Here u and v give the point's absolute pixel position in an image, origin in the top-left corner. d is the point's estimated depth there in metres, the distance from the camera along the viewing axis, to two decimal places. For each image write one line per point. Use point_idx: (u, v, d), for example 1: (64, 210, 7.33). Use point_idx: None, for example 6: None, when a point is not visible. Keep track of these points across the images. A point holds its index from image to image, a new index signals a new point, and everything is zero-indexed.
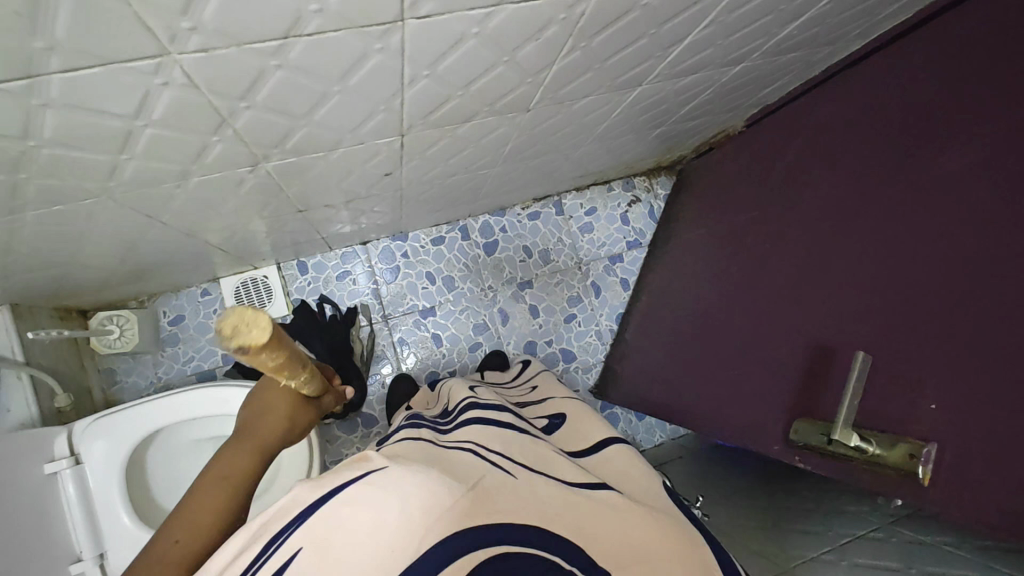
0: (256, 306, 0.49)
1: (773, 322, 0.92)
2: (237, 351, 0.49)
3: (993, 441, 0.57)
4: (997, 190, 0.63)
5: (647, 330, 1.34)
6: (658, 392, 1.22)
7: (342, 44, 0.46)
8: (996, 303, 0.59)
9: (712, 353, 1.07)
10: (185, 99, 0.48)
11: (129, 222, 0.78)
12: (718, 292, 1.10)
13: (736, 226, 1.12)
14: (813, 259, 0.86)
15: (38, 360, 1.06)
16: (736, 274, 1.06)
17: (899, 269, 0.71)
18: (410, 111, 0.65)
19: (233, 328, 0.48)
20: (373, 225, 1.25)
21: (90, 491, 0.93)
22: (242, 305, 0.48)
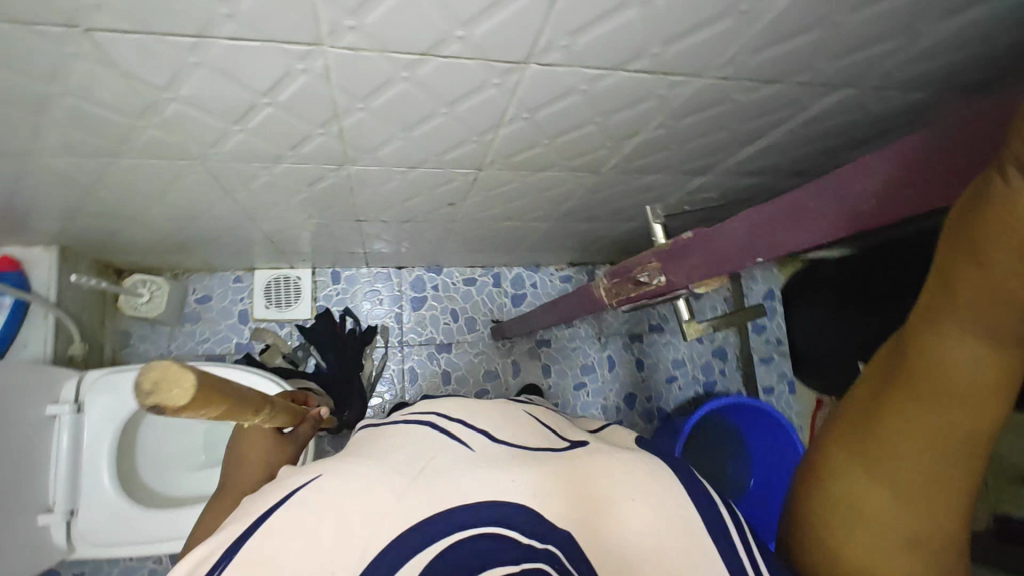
0: (185, 360, 0.39)
1: None
2: (153, 411, 0.39)
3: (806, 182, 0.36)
4: None
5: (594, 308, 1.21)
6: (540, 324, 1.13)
7: (468, 71, 0.51)
8: None
9: None
10: (312, 88, 0.53)
11: (206, 191, 0.82)
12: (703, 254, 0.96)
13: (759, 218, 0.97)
14: None
15: (67, 304, 1.08)
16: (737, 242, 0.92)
17: None
18: (496, 148, 0.70)
19: (155, 385, 0.38)
20: (415, 252, 1.29)
21: (81, 443, 0.92)
22: (169, 358, 0.38)
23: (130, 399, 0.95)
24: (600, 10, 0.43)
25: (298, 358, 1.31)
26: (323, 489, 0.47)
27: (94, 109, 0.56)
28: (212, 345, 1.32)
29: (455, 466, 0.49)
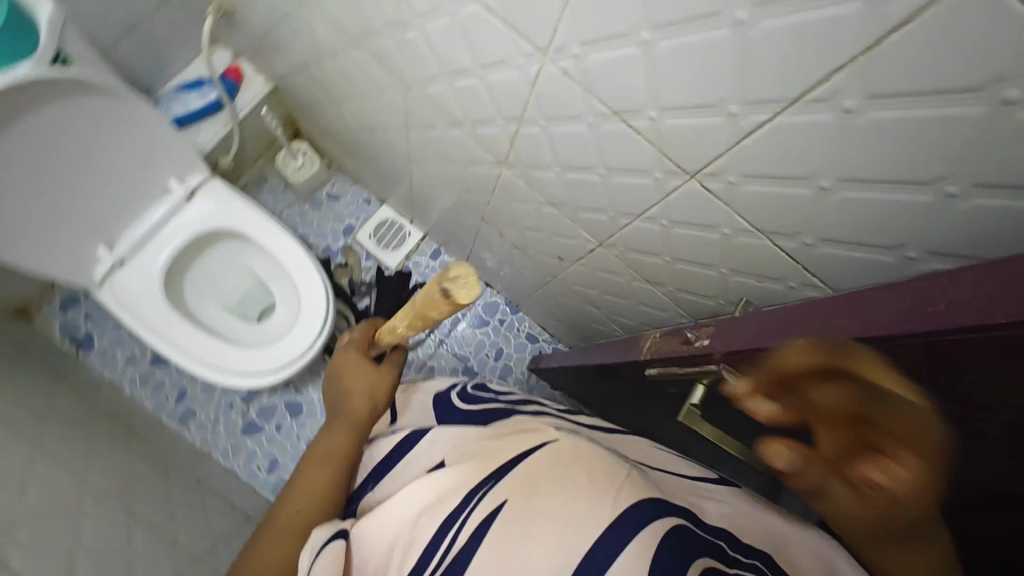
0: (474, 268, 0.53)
1: None
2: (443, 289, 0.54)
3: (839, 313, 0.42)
4: None
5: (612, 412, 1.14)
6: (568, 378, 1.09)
7: (640, 151, 0.54)
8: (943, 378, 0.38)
9: None
10: (518, 84, 0.58)
11: (393, 115, 0.91)
12: None
13: None
14: None
15: (246, 128, 1.23)
16: None
17: None
18: (623, 234, 0.71)
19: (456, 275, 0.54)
20: (507, 279, 1.33)
21: (168, 222, 1.03)
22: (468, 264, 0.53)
23: (223, 220, 1.05)
24: (782, 173, 0.44)
25: (358, 292, 1.40)
26: (520, 475, 0.47)
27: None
28: (311, 232, 1.44)
29: (557, 482, 0.45)
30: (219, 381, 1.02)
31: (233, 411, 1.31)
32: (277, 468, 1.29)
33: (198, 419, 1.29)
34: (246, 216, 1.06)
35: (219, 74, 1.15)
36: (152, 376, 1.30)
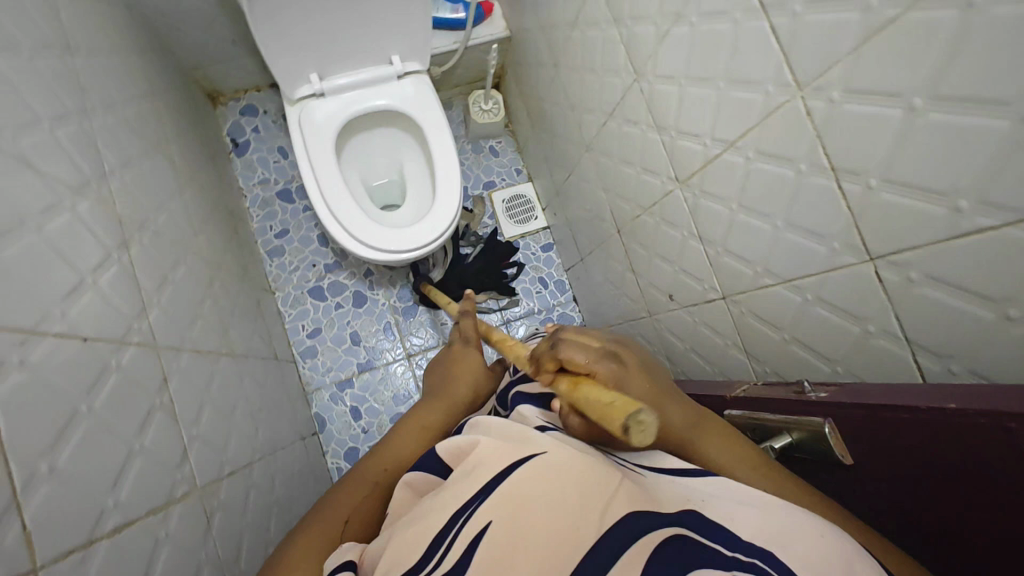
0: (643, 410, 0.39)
1: None
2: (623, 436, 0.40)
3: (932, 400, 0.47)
4: None
5: None
6: None
7: (831, 216, 0.55)
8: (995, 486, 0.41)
9: None
10: (751, 109, 0.62)
11: (601, 98, 0.97)
12: None
13: None
14: None
15: (466, 56, 1.35)
16: None
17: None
18: (754, 293, 0.72)
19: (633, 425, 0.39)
20: (596, 300, 1.35)
21: (373, 85, 1.13)
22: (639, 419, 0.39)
23: (413, 108, 1.15)
24: (971, 286, 0.44)
25: (465, 240, 1.47)
26: (509, 488, 0.42)
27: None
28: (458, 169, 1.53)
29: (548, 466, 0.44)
30: (327, 224, 1.07)
31: (311, 271, 1.40)
32: (316, 336, 1.37)
33: (282, 260, 1.40)
34: (431, 112, 1.14)
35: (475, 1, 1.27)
36: (272, 206, 1.42)
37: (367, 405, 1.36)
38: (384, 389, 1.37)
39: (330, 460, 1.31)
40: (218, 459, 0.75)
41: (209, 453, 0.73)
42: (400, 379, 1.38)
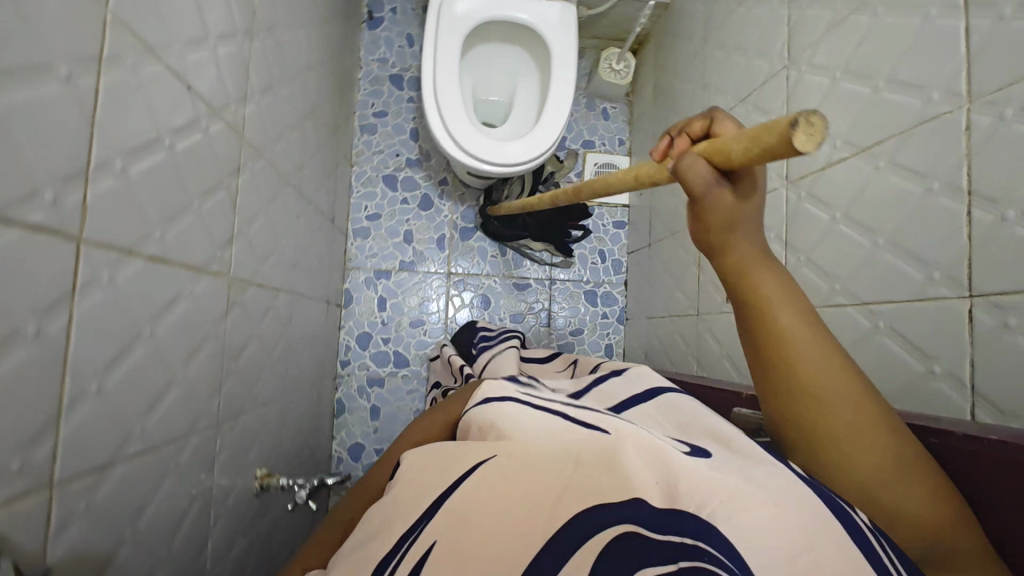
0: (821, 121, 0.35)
1: None
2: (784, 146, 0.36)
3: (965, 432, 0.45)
4: None
5: None
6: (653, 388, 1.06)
7: (946, 243, 0.51)
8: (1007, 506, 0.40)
9: None
10: (901, 114, 0.58)
11: (740, 80, 0.93)
12: None
13: None
14: None
15: (619, 8, 1.31)
16: None
17: None
18: (823, 311, 0.68)
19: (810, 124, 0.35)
20: (647, 289, 1.32)
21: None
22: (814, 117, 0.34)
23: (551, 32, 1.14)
24: None
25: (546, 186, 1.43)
26: (455, 501, 0.36)
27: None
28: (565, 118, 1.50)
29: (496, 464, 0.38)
30: (428, 112, 1.09)
31: (393, 159, 1.41)
32: (373, 220, 1.39)
33: (371, 138, 1.41)
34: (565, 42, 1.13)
35: None
36: (381, 85, 1.44)
37: (395, 302, 1.38)
38: (416, 294, 1.39)
39: (343, 336, 1.35)
40: (259, 266, 0.78)
41: (254, 255, 0.76)
42: (434, 290, 1.40)
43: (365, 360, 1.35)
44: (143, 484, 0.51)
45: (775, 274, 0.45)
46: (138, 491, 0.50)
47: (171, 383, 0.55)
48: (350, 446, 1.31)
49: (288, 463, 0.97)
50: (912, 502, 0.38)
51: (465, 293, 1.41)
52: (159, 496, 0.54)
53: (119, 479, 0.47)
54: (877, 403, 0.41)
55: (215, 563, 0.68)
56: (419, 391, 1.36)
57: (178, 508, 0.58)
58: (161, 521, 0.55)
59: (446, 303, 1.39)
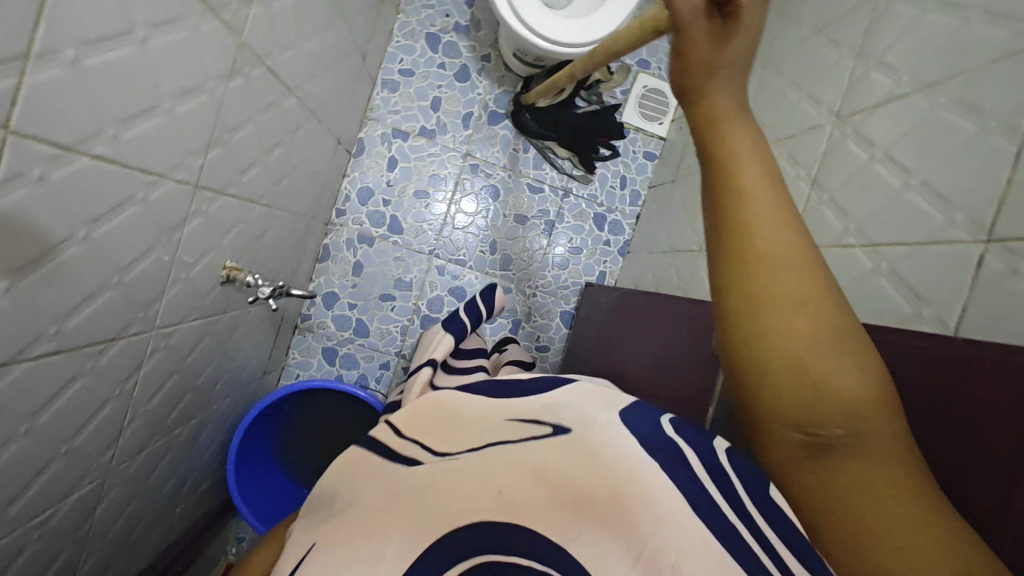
0: None
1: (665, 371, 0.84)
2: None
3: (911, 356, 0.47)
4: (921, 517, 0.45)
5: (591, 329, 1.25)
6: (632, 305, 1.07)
7: (985, 183, 0.48)
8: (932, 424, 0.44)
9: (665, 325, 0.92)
10: (982, 46, 0.52)
11: (821, 11, 0.86)
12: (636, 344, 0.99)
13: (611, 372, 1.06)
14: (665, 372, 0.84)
15: None
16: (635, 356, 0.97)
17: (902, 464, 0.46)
18: (831, 249, 0.65)
19: None
20: (658, 223, 1.29)
21: None
22: None
23: None
24: None
25: (587, 94, 1.37)
26: (358, 508, 0.48)
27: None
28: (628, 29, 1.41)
29: (386, 495, 0.48)
30: None
31: (442, 18, 1.34)
32: (404, 76, 1.33)
33: None
34: None
35: None
36: None
37: (404, 166, 1.34)
38: (427, 165, 1.34)
39: (345, 184, 1.31)
40: (275, 51, 0.74)
41: (272, 36, 0.71)
42: (446, 166, 1.35)
43: (360, 214, 1.32)
44: (105, 196, 0.49)
45: (747, 126, 0.44)
46: (98, 199, 0.48)
47: (155, 109, 0.52)
48: (324, 293, 1.31)
49: (261, 275, 0.96)
50: (833, 377, 0.39)
51: (476, 178, 1.36)
52: (119, 220, 0.52)
53: (81, 172, 0.45)
54: (827, 288, 0.41)
55: (165, 324, 0.67)
56: (406, 261, 1.34)
57: (138, 246, 0.57)
58: (118, 247, 0.54)
59: (454, 183, 1.35)
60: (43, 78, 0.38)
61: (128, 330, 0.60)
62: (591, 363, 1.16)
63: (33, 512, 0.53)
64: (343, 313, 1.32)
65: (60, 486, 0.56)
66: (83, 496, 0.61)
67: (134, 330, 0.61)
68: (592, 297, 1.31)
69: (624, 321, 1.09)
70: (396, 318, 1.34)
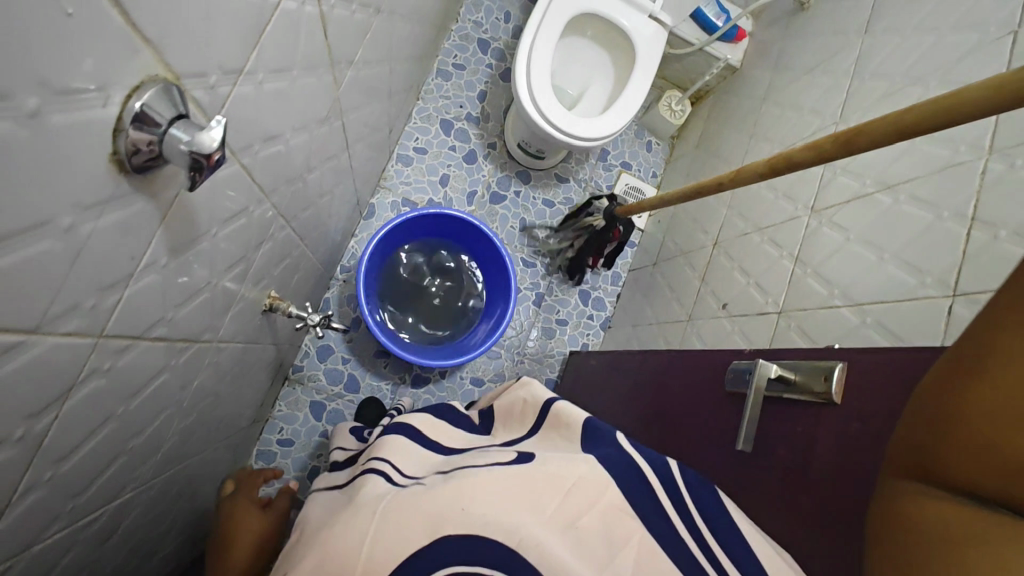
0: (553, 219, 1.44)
1: (621, 406, 1.05)
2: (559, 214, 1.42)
3: (719, 397, 0.76)
4: (719, 456, 0.71)
5: (565, 394, 1.37)
6: (599, 366, 1.24)
7: (938, 253, 0.65)
8: (726, 421, 0.73)
9: (619, 374, 1.12)
10: (930, 163, 0.71)
11: (789, 131, 1.08)
12: (599, 393, 1.18)
13: (581, 418, 1.21)
14: (619, 407, 1.05)
15: (694, 59, 1.46)
16: (599, 405, 1.15)
17: (716, 442, 0.73)
18: (812, 316, 0.80)
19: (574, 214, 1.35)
20: (638, 302, 1.43)
21: (619, 19, 1.23)
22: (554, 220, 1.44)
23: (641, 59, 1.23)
24: None
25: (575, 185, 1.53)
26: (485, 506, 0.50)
27: (923, 38, 0.81)
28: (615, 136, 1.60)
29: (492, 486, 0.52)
30: (517, 57, 1.19)
31: (455, 108, 1.47)
32: (418, 153, 1.44)
33: (444, 83, 1.47)
34: (648, 65, 1.23)
35: (738, 22, 1.35)
36: (468, 42, 1.50)
37: None
38: None
39: (353, 245, 1.37)
40: (347, 110, 0.84)
41: (348, 98, 0.82)
42: None
43: None
44: (241, 198, 0.56)
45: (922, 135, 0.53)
46: (229, 208, 0.54)
47: (281, 137, 0.60)
48: (319, 347, 1.34)
49: (282, 318, 0.99)
50: None
51: None
52: (233, 228, 0.58)
53: (233, 176, 0.52)
54: None
55: (218, 342, 0.71)
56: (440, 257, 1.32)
57: (236, 254, 0.63)
58: (225, 254, 0.59)
59: None
60: (237, 93, 0.45)
61: (203, 335, 0.63)
62: (568, 418, 1.28)
63: (94, 506, 0.53)
64: (336, 368, 1.34)
65: (115, 484, 0.56)
66: (121, 504, 0.60)
67: (204, 336, 0.63)
68: (582, 366, 1.34)
69: (615, 381, 1.13)
70: (388, 376, 1.37)
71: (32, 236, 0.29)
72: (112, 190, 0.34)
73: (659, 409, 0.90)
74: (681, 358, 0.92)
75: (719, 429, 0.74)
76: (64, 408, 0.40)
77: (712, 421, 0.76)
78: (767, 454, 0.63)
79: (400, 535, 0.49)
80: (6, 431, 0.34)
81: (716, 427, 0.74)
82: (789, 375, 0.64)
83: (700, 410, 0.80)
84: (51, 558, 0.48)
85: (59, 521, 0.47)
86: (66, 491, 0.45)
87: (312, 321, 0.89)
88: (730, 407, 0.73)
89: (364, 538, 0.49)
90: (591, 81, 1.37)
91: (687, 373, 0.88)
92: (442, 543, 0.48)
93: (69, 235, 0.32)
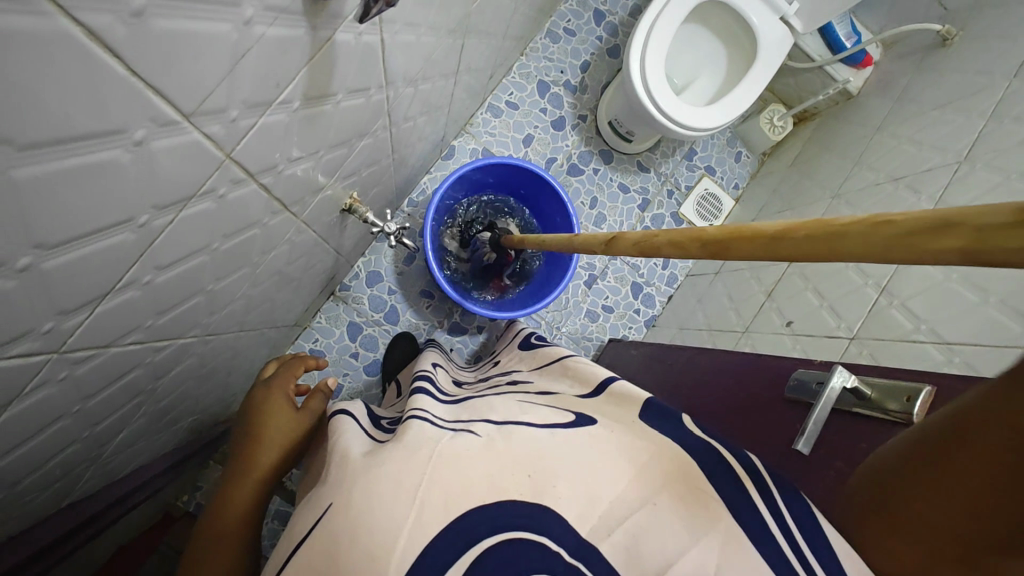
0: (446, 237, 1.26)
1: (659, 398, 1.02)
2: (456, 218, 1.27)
3: (774, 401, 0.73)
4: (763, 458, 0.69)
5: None
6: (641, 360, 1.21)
7: None
8: (777, 424, 0.70)
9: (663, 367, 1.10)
10: None
11: (901, 165, 1.03)
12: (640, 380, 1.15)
13: None
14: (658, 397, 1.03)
15: (810, 77, 1.40)
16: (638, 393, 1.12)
17: (760, 444, 0.71)
18: (891, 347, 0.77)
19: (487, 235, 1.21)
20: (691, 306, 1.40)
21: (748, 12, 1.19)
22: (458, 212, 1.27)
23: (763, 56, 1.19)
24: None
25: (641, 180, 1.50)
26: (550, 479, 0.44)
27: None
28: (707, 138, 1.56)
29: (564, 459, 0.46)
30: (636, 31, 1.17)
31: (556, 72, 1.46)
32: (509, 108, 1.43)
33: (552, 45, 1.46)
34: (769, 63, 1.19)
35: (867, 47, 1.29)
36: (585, 9, 1.48)
37: None
38: None
39: (426, 180, 1.37)
40: (468, 33, 0.84)
41: (474, 20, 0.82)
42: None
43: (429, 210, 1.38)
44: (370, 74, 0.56)
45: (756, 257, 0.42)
46: (357, 79, 0.54)
47: (416, 29, 0.60)
48: (370, 272, 1.35)
49: (351, 227, 1.00)
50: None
51: None
52: (353, 104, 0.58)
53: (371, 46, 0.52)
54: None
55: (301, 223, 0.71)
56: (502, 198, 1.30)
57: (345, 134, 0.63)
58: (338, 129, 0.59)
59: None
60: None
61: (294, 207, 0.64)
62: None
63: (166, 333, 0.53)
64: (381, 295, 1.35)
65: (187, 320, 0.57)
66: (183, 345, 0.61)
67: (295, 204, 0.64)
68: (620, 355, 1.32)
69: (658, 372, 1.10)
70: (428, 317, 1.38)
71: (220, 12, 0.29)
72: (290, 1, 0.34)
73: (701, 406, 0.88)
74: (736, 360, 0.89)
75: (766, 432, 0.71)
76: (181, 216, 0.41)
77: (761, 422, 0.73)
78: (823, 465, 0.61)
79: (459, 490, 0.42)
80: (136, 212, 0.35)
81: (764, 429, 0.72)
82: (865, 390, 0.61)
83: (747, 410, 0.77)
84: (118, 371, 0.49)
85: (138, 332, 0.47)
86: (154, 303, 0.46)
87: (385, 230, 0.90)
88: (784, 412, 0.70)
89: (420, 477, 0.42)
90: (701, 72, 1.34)
91: (740, 373, 0.85)
92: (497, 507, 0.41)
93: (246, 30, 0.32)
